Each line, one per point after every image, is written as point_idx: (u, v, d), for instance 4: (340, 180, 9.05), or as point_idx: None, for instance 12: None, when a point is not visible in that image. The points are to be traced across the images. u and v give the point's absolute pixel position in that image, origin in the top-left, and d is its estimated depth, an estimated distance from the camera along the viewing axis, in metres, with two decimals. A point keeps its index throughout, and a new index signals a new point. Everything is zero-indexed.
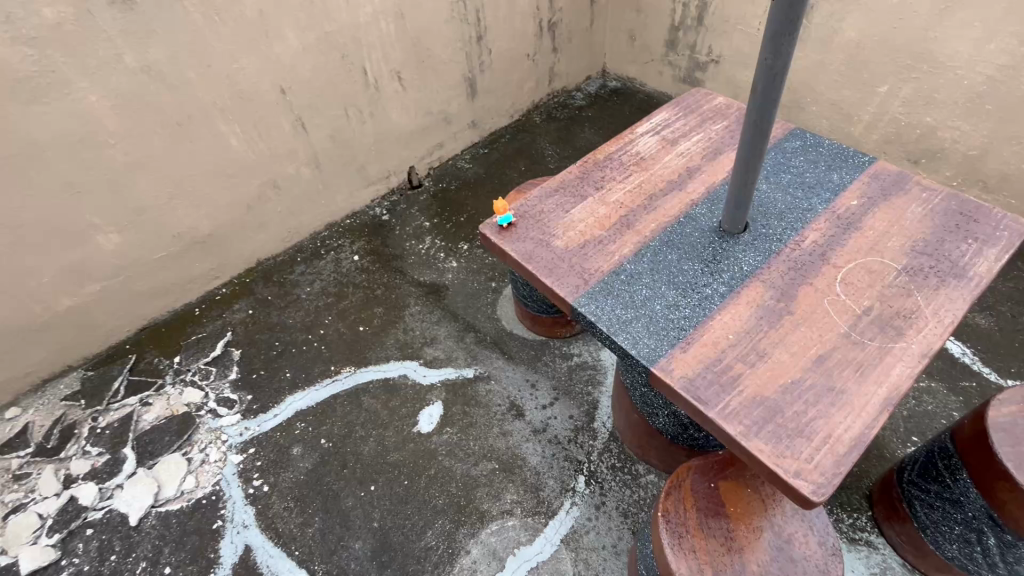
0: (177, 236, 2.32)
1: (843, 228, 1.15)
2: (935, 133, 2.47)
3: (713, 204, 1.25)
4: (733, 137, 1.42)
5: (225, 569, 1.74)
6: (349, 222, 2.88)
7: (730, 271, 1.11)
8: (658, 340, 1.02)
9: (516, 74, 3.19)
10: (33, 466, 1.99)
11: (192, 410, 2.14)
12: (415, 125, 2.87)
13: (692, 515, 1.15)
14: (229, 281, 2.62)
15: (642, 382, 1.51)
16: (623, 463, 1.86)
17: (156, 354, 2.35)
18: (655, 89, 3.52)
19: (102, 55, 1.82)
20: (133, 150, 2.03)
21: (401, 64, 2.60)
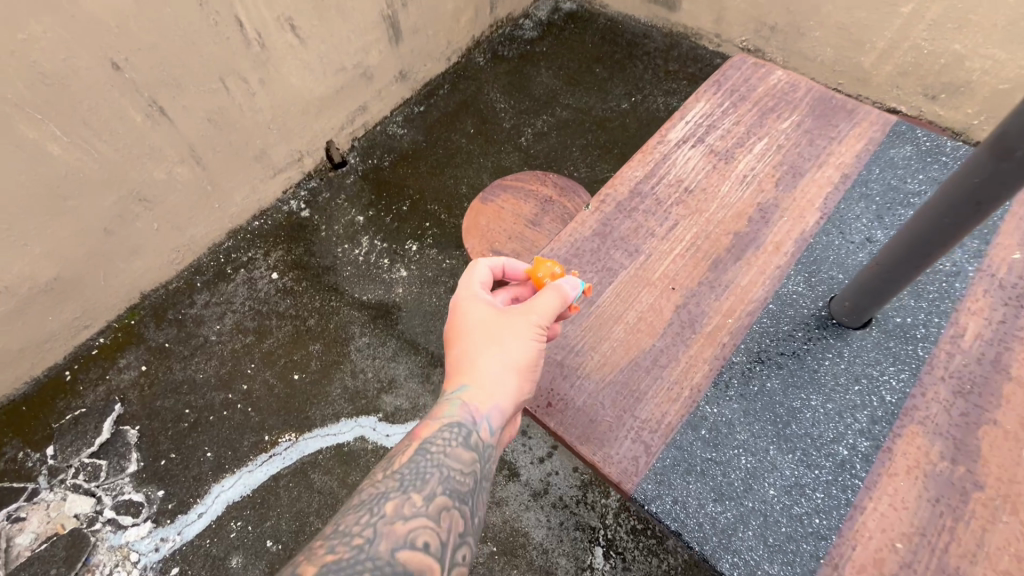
0: (4, 289, 1.66)
1: (991, 350, 0.91)
2: (962, 64, 2.08)
3: (810, 276, 0.98)
4: (809, 141, 1.07)
5: None
6: (257, 224, 2.22)
7: (854, 416, 0.89)
8: (775, 557, 0.83)
9: (449, 3, 2.46)
10: None
11: (83, 524, 1.62)
12: (325, 89, 2.17)
13: None
14: (107, 328, 1.98)
15: None
16: (646, 524, 1.55)
17: (20, 446, 1.78)
18: (621, 12, 2.89)
19: None
20: None
21: (291, 6, 1.86)
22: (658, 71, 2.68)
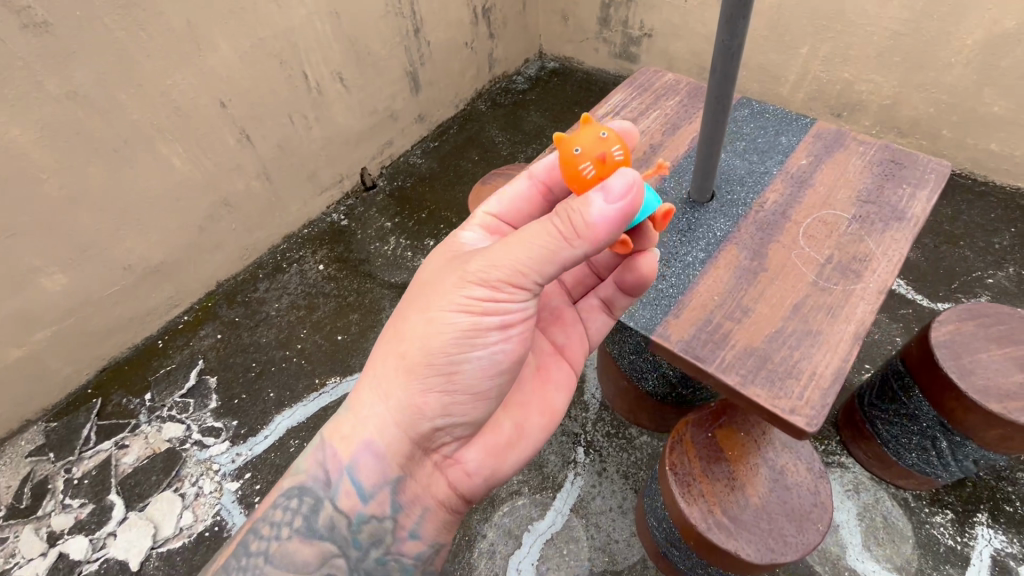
0: (128, 267, 2.20)
1: (796, 186, 1.27)
2: (853, 87, 2.67)
3: (679, 176, 1.33)
4: (687, 110, 1.51)
5: None
6: (306, 231, 2.81)
7: (705, 239, 1.20)
8: (652, 309, 1.10)
9: (456, 63, 3.17)
10: (9, 529, 1.90)
11: (176, 445, 2.07)
12: (362, 126, 2.82)
13: (696, 464, 1.26)
14: (190, 308, 2.51)
15: (631, 349, 1.59)
16: (617, 429, 1.97)
17: (123, 395, 2.24)
18: (593, 67, 3.61)
19: (20, 84, 1.65)
20: (69, 183, 1.88)
21: (341, 64, 2.54)
22: None
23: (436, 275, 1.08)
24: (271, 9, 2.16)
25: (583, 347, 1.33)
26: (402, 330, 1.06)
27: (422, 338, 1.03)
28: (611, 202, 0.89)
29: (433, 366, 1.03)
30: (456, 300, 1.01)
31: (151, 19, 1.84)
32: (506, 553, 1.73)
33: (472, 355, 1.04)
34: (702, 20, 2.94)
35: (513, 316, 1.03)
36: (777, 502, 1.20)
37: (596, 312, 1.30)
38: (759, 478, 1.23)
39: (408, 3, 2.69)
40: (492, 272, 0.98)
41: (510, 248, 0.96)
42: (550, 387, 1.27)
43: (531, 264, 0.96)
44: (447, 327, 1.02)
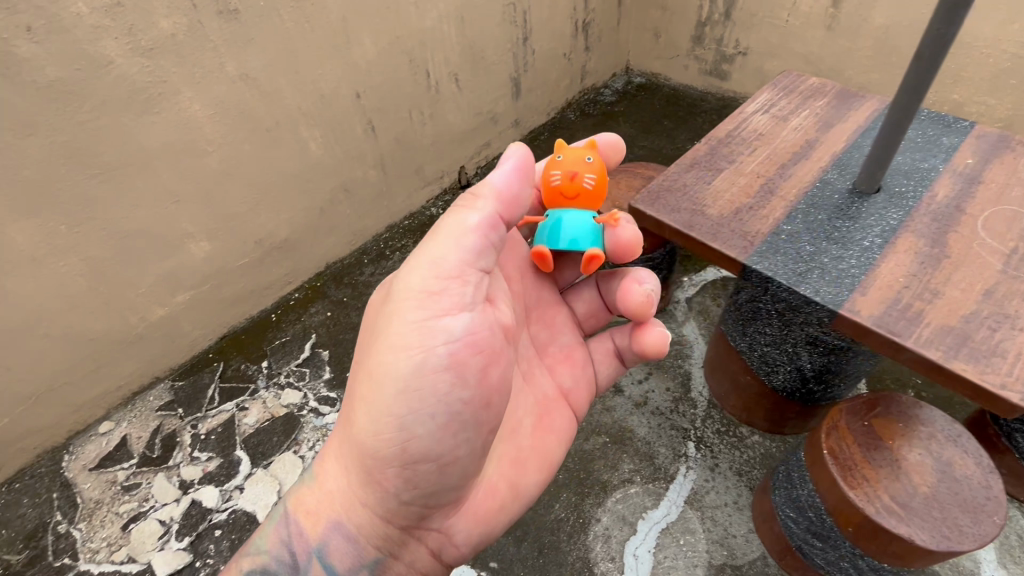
0: (258, 242, 2.34)
1: (966, 182, 1.29)
2: (962, 109, 2.66)
3: (843, 167, 1.36)
4: (837, 110, 1.55)
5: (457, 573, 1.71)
6: (407, 222, 2.94)
7: (880, 226, 1.23)
8: (836, 286, 1.13)
9: (554, 72, 3.30)
10: (142, 476, 2.03)
11: (294, 410, 2.17)
12: (467, 126, 2.95)
13: (856, 449, 1.26)
14: (301, 286, 2.65)
15: (766, 341, 1.61)
16: (727, 427, 1.98)
17: (242, 361, 2.37)
18: (680, 83, 3.69)
19: (206, 64, 1.82)
20: (227, 157, 2.04)
21: (459, 66, 2.68)
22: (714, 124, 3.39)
23: (375, 323, 1.17)
24: (409, 10, 2.33)
25: (592, 384, 1.49)
26: (353, 393, 1.16)
27: (370, 404, 1.10)
28: (505, 166, 1.14)
29: (382, 440, 1.10)
30: (393, 343, 1.09)
31: (316, 12, 2.01)
32: (621, 538, 1.74)
33: (423, 406, 1.08)
34: (802, 39, 2.99)
35: (456, 347, 1.09)
36: (945, 492, 1.20)
37: (608, 357, 1.51)
38: (925, 468, 1.23)
39: (522, 12, 2.83)
40: (418, 289, 1.09)
41: (426, 251, 1.10)
42: (550, 435, 1.39)
43: (452, 253, 1.09)
44: (391, 379, 1.08)
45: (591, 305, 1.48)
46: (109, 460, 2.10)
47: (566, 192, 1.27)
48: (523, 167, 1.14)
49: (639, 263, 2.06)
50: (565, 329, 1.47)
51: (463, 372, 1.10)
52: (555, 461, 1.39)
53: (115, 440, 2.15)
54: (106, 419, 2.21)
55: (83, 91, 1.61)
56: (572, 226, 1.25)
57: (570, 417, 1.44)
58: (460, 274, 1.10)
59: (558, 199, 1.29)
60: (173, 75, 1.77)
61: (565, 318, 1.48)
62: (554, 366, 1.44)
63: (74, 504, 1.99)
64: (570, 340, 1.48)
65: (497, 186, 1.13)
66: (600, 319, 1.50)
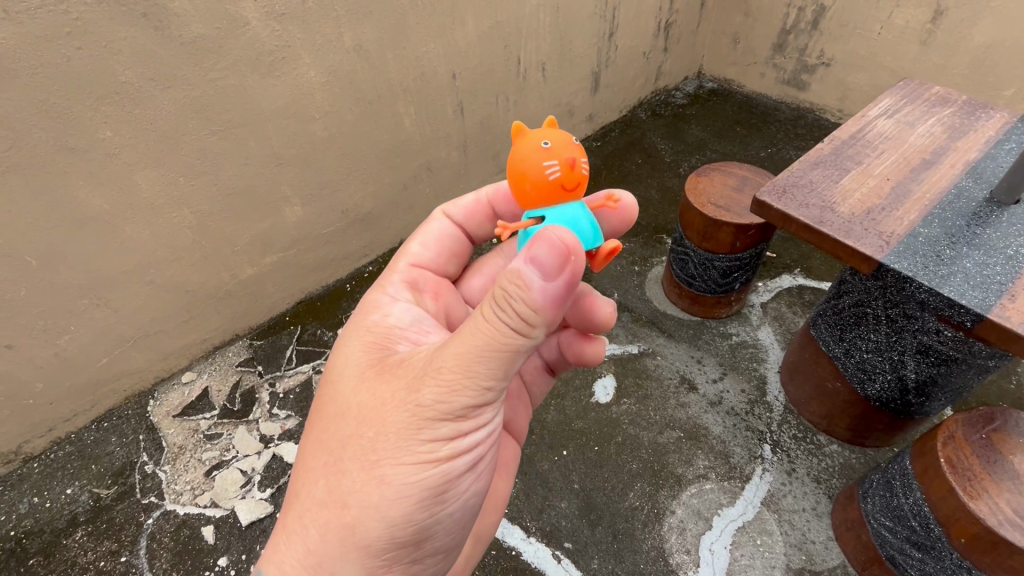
0: (345, 212, 2.40)
1: None
2: None
3: (978, 176, 1.35)
4: (966, 120, 1.53)
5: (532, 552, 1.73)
6: None
7: (1023, 236, 1.21)
8: (982, 292, 1.12)
9: (631, 71, 3.31)
10: (223, 427, 2.09)
11: None
12: (546, 116, 2.98)
13: (975, 460, 1.25)
14: (375, 260, 2.70)
15: (868, 347, 1.60)
16: (804, 433, 1.96)
17: (318, 326, 2.44)
18: (754, 91, 3.66)
19: (327, 33, 1.88)
20: (331, 126, 2.10)
21: (547, 55, 2.71)
22: (789, 133, 3.35)
23: (378, 427, 0.95)
24: None
25: (527, 408, 1.46)
26: (348, 502, 0.95)
27: (379, 519, 0.95)
28: (557, 277, 0.88)
29: (393, 546, 0.98)
30: (418, 457, 0.94)
31: None
32: (696, 533, 1.74)
33: (441, 509, 1.01)
34: (893, 53, 2.94)
35: (481, 446, 1.02)
36: None
37: (539, 375, 1.46)
38: None
39: (611, 7, 2.85)
40: (458, 409, 0.92)
41: (470, 370, 0.90)
42: (500, 475, 1.34)
43: (503, 373, 0.93)
44: (411, 494, 0.95)
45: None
46: (192, 409, 2.17)
47: (569, 183, 1.08)
48: (572, 268, 0.90)
49: (725, 262, 2.04)
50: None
51: (477, 467, 1.05)
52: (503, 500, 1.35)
53: (197, 391, 2.23)
54: (188, 370, 2.29)
55: (220, 50, 1.68)
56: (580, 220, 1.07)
57: (511, 449, 1.40)
58: (501, 389, 0.96)
59: (551, 194, 1.08)
60: (298, 41, 1.83)
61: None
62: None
63: (159, 447, 2.07)
64: None
65: (540, 307, 0.88)
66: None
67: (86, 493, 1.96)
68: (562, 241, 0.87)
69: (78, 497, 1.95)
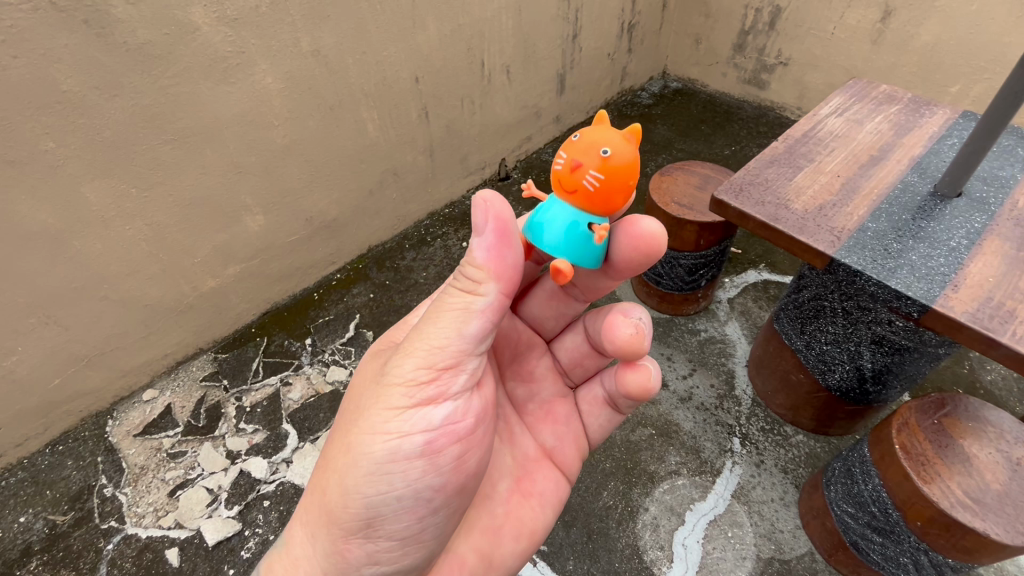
0: (309, 219, 2.36)
1: None
2: None
3: (922, 171, 1.40)
4: (911, 118, 1.58)
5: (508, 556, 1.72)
6: (448, 211, 2.96)
7: (965, 229, 1.26)
8: (927, 284, 1.16)
9: (597, 72, 3.34)
10: (187, 445, 2.03)
11: (340, 388, 2.18)
12: (512, 118, 2.98)
13: (927, 445, 1.29)
14: (343, 267, 2.66)
15: (827, 339, 1.64)
16: (771, 425, 2.00)
17: (285, 336, 2.38)
18: (717, 90, 3.73)
19: (283, 38, 1.84)
20: (291, 132, 2.06)
21: (511, 58, 2.71)
22: (751, 131, 3.43)
23: (360, 398, 1.15)
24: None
25: (580, 438, 1.51)
26: (326, 463, 1.13)
27: (342, 479, 1.08)
28: (486, 238, 1.04)
29: (351, 515, 1.08)
30: (374, 425, 1.07)
31: None
32: (669, 529, 1.76)
33: (391, 489, 1.06)
34: (846, 52, 3.03)
35: (436, 433, 1.07)
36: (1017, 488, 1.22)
37: (597, 405, 1.51)
38: (997, 466, 1.25)
39: (574, 9, 2.87)
40: (406, 376, 1.07)
41: (419, 338, 1.07)
42: (530, 502, 1.40)
43: (445, 341, 1.06)
44: (365, 461, 1.06)
45: (578, 349, 1.51)
46: (153, 427, 2.10)
47: (564, 184, 1.15)
48: (504, 233, 1.05)
49: (691, 260, 2.07)
50: (546, 380, 1.51)
51: (435, 456, 1.08)
52: (539, 531, 1.39)
53: (159, 408, 2.15)
54: (149, 388, 2.21)
55: (169, 56, 1.63)
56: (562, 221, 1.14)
57: (556, 477, 1.46)
58: (448, 363, 1.07)
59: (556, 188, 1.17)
60: (252, 47, 1.79)
61: (548, 369, 1.53)
62: (537, 424, 1.48)
63: (119, 469, 1.99)
64: (551, 395, 1.51)
65: (482, 265, 1.05)
66: (589, 367, 1.52)
67: (40, 521, 1.88)
68: (484, 199, 1.02)
69: (32, 526, 1.87)
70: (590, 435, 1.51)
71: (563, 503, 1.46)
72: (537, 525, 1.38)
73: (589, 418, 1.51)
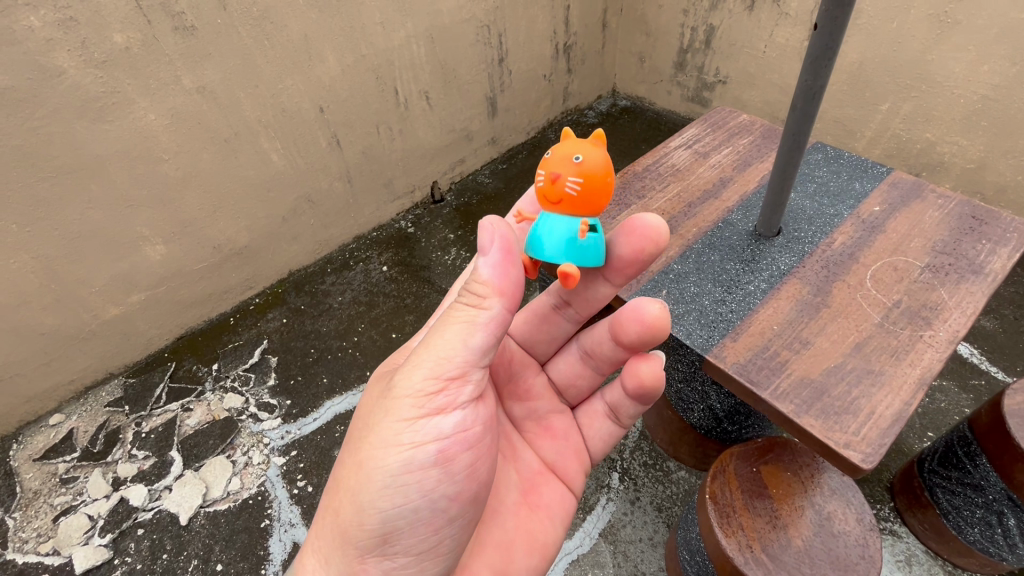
0: (217, 247, 2.40)
1: (867, 230, 1.27)
2: (934, 148, 2.59)
3: (747, 209, 1.36)
4: (759, 150, 1.54)
5: (276, 565, 1.83)
6: (375, 234, 2.98)
7: (769, 270, 1.22)
8: (709, 331, 1.12)
9: (533, 93, 3.34)
10: (79, 470, 2.07)
11: (234, 415, 2.21)
12: (440, 142, 3.00)
13: (738, 496, 1.24)
14: (263, 291, 2.69)
15: (679, 378, 1.59)
16: (654, 460, 1.94)
17: (194, 361, 2.42)
18: (664, 108, 3.68)
19: (162, 77, 1.90)
20: (184, 165, 2.11)
21: (429, 84, 2.73)
22: None
23: (368, 417, 1.17)
24: (376, 30, 2.38)
25: (580, 451, 1.49)
26: (337, 487, 1.16)
27: (355, 499, 1.11)
28: (490, 257, 1.08)
29: (367, 531, 1.11)
30: (386, 440, 1.10)
31: (276, 30, 2.08)
32: None
33: (407, 500, 1.09)
34: (779, 70, 2.96)
35: (445, 442, 1.10)
36: (818, 546, 1.17)
37: (599, 417, 1.51)
38: (802, 520, 1.20)
39: (497, 34, 2.89)
40: (414, 389, 1.09)
41: (427, 351, 1.10)
42: (538, 514, 1.38)
43: (453, 354, 1.08)
44: (380, 475, 1.09)
45: (572, 367, 1.51)
46: (53, 452, 2.16)
47: (549, 196, 1.11)
48: (508, 249, 1.09)
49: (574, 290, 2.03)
50: (543, 396, 1.50)
51: (448, 465, 1.11)
52: (550, 544, 1.36)
53: (63, 432, 2.22)
54: (57, 412, 2.28)
55: (36, 98, 1.71)
56: (562, 232, 1.10)
57: (562, 490, 1.43)
58: (460, 376, 1.10)
59: (543, 202, 1.14)
60: (128, 86, 1.85)
61: (543, 386, 1.51)
62: (536, 439, 1.46)
63: (13, 493, 2.05)
64: (550, 412, 1.49)
65: (488, 282, 1.08)
66: (583, 386, 1.53)
67: None
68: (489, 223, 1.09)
69: None
70: (591, 449, 1.50)
71: (571, 515, 1.43)
72: (547, 537, 1.35)
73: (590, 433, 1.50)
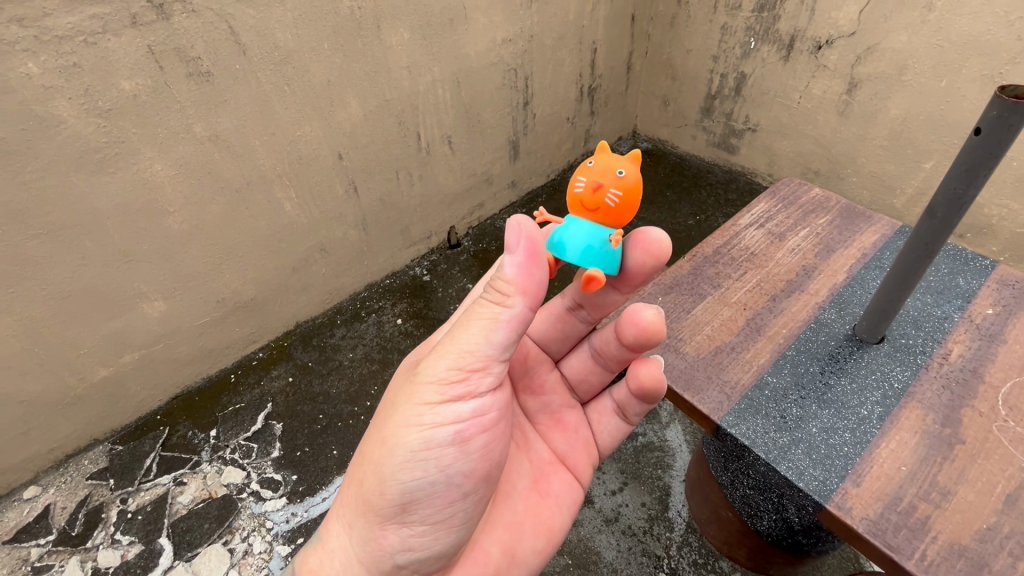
0: (221, 301, 2.20)
1: (985, 340, 1.12)
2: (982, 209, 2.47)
3: (841, 307, 1.21)
4: (841, 233, 1.38)
5: None
6: (389, 282, 2.80)
7: (881, 390, 1.07)
8: (824, 471, 0.98)
9: (555, 135, 3.21)
10: (55, 557, 1.85)
11: (233, 492, 1.99)
12: (459, 187, 2.84)
13: None
14: (267, 344, 2.49)
15: (749, 484, 1.41)
16: (705, 559, 1.77)
17: (190, 426, 2.19)
18: (687, 152, 3.56)
19: (171, 125, 1.73)
20: (190, 218, 1.93)
21: (452, 128, 2.59)
22: (718, 199, 3.24)
23: (395, 394, 1.13)
24: (401, 74, 2.24)
25: (592, 447, 1.41)
26: (359, 461, 1.12)
27: (375, 471, 1.06)
28: (516, 258, 1.00)
29: (385, 503, 1.06)
30: (408, 417, 1.05)
31: (297, 75, 1.93)
32: None
33: (426, 476, 1.04)
34: (814, 122, 2.86)
35: (466, 423, 1.05)
36: None
37: (608, 411, 1.42)
38: None
39: (523, 77, 2.76)
40: (436, 373, 1.03)
41: (451, 339, 1.04)
42: (548, 502, 1.30)
43: (476, 345, 1.02)
44: (400, 450, 1.04)
45: (584, 365, 1.41)
46: (25, 534, 1.92)
47: (585, 202, 1.12)
48: (533, 252, 1.01)
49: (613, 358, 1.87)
50: (555, 390, 1.41)
51: (466, 446, 1.06)
52: (557, 530, 1.29)
53: (38, 509, 1.98)
54: (33, 484, 2.04)
55: (30, 150, 1.53)
56: (584, 240, 1.10)
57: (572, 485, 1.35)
58: (482, 369, 1.04)
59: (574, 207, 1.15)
60: (134, 135, 1.68)
61: (555, 379, 1.42)
62: (547, 432, 1.38)
63: None
64: (562, 404, 1.41)
65: (513, 281, 1.00)
66: (595, 381, 1.42)
67: None
68: (517, 223, 1.00)
69: None
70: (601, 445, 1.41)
71: (580, 505, 1.36)
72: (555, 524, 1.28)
73: (600, 428, 1.42)
